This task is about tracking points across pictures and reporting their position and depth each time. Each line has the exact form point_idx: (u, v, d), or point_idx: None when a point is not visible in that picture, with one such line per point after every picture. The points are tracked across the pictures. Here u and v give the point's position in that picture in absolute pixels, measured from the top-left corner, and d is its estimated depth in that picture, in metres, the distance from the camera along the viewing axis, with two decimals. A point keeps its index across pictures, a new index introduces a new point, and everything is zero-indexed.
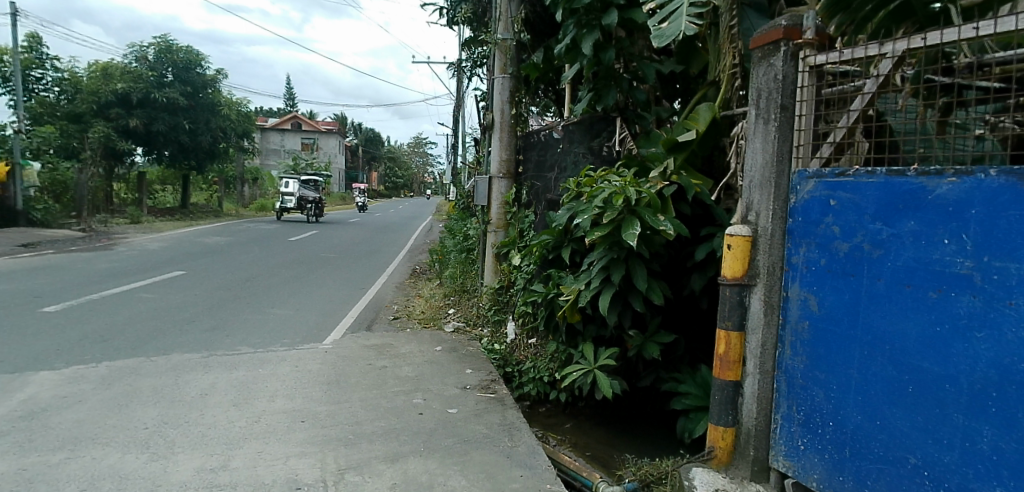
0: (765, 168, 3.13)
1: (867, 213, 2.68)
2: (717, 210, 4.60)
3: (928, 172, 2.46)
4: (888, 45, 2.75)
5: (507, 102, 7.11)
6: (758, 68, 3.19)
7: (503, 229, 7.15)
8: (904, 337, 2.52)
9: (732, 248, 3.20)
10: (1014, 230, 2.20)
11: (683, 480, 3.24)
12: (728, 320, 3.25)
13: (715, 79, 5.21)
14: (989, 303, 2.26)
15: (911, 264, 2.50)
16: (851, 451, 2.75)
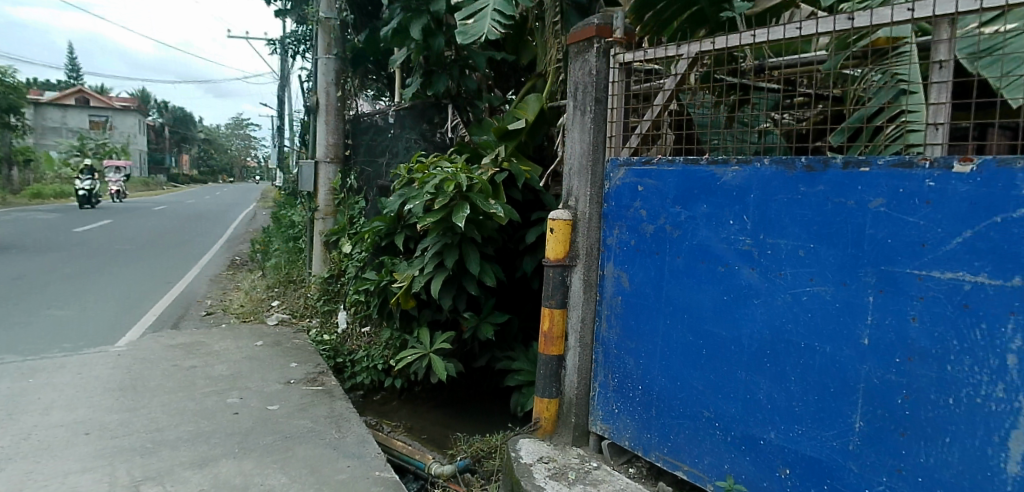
0: (583, 156, 3.33)
1: (668, 197, 2.96)
2: (547, 197, 4.79)
3: (717, 161, 2.76)
4: (684, 46, 3.04)
5: (332, 85, 6.85)
6: (574, 63, 3.38)
7: (331, 216, 6.91)
8: (699, 307, 2.83)
9: (554, 231, 3.37)
10: (781, 211, 2.53)
11: (511, 451, 3.37)
12: (552, 298, 3.43)
13: (542, 71, 5.44)
14: (764, 274, 2.58)
15: (704, 242, 2.81)
16: (657, 410, 3.04)
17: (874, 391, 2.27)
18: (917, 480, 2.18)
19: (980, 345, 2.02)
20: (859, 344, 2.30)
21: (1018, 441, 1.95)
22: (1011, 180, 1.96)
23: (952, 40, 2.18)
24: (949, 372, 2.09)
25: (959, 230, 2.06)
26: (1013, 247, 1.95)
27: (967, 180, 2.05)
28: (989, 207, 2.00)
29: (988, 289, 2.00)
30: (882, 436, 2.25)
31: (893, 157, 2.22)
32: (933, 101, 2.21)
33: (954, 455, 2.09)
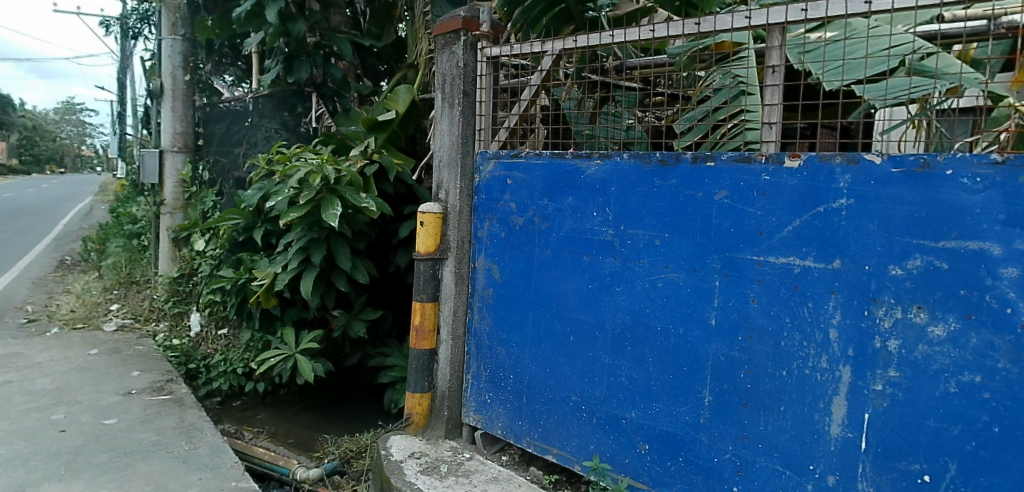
0: (452, 148, 3.32)
1: (536, 190, 3.03)
2: (420, 191, 4.72)
3: (580, 155, 2.86)
4: (548, 43, 3.10)
5: (179, 68, 6.35)
6: (441, 55, 3.36)
7: (180, 211, 6.39)
8: (566, 296, 2.93)
9: (424, 224, 3.33)
10: (639, 203, 2.67)
11: (381, 449, 3.31)
12: (423, 293, 3.40)
13: (413, 62, 5.37)
14: (625, 263, 2.72)
15: (570, 233, 2.90)
16: (527, 397, 3.11)
17: (721, 368, 2.46)
18: (757, 446, 2.39)
19: (808, 322, 2.25)
20: (707, 325, 2.49)
21: (838, 405, 2.20)
22: (831, 174, 2.20)
23: (782, 46, 2.40)
24: (783, 347, 2.31)
25: (790, 219, 2.28)
26: (833, 234, 2.19)
27: (795, 174, 2.27)
28: (815, 199, 2.23)
29: (814, 272, 2.24)
30: (728, 408, 2.45)
31: (735, 153, 2.41)
32: (767, 102, 2.41)
33: (788, 421, 2.31)
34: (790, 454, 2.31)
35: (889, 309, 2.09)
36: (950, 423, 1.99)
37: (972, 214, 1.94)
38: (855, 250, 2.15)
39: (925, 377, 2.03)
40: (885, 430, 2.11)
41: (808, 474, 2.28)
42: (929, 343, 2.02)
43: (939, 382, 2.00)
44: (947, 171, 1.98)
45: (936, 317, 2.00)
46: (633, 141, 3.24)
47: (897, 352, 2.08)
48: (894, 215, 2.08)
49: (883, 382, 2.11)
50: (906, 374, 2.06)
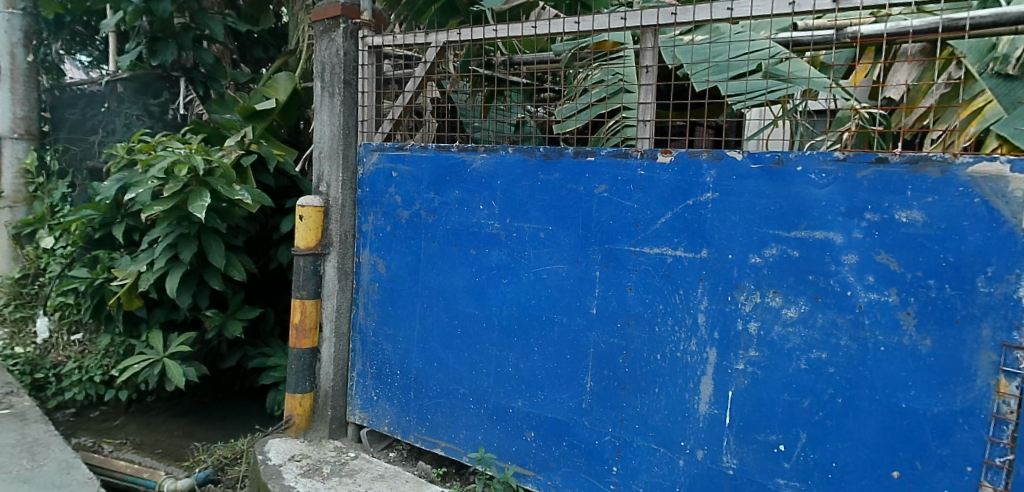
0: (333, 139, 3.22)
1: (421, 183, 3.01)
2: (304, 183, 4.54)
3: (466, 148, 2.86)
4: (432, 35, 3.06)
5: (18, 45, 5.66)
6: (320, 42, 3.24)
7: (22, 205, 5.73)
8: (452, 289, 2.93)
9: (304, 219, 3.21)
10: (522, 196, 2.72)
11: (257, 454, 3.17)
12: (303, 289, 3.28)
13: (294, 50, 5.14)
14: (511, 256, 2.76)
15: (457, 226, 2.91)
16: (414, 392, 3.09)
17: (601, 354, 2.57)
18: (635, 427, 2.51)
19: (679, 308, 2.40)
20: (589, 313, 2.58)
21: (706, 385, 2.36)
22: (699, 170, 2.34)
23: (655, 48, 2.52)
24: (657, 332, 2.45)
25: (663, 212, 2.41)
26: (700, 225, 2.35)
27: (668, 169, 2.40)
28: (684, 192, 2.37)
29: (684, 261, 2.38)
30: (607, 392, 2.56)
31: (612, 148, 2.51)
32: (642, 101, 2.52)
33: (662, 402, 2.45)
34: (663, 432, 2.45)
35: (749, 294, 2.28)
36: (801, 395, 2.20)
37: (819, 206, 2.15)
38: (720, 240, 2.32)
39: (780, 355, 2.23)
40: (746, 405, 2.29)
41: (680, 450, 2.42)
42: (783, 324, 2.22)
43: (792, 359, 2.21)
44: (798, 167, 2.18)
45: (789, 300, 2.21)
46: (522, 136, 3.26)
47: (756, 333, 2.27)
48: (754, 208, 2.26)
49: (744, 361, 2.29)
50: (765, 354, 2.25)
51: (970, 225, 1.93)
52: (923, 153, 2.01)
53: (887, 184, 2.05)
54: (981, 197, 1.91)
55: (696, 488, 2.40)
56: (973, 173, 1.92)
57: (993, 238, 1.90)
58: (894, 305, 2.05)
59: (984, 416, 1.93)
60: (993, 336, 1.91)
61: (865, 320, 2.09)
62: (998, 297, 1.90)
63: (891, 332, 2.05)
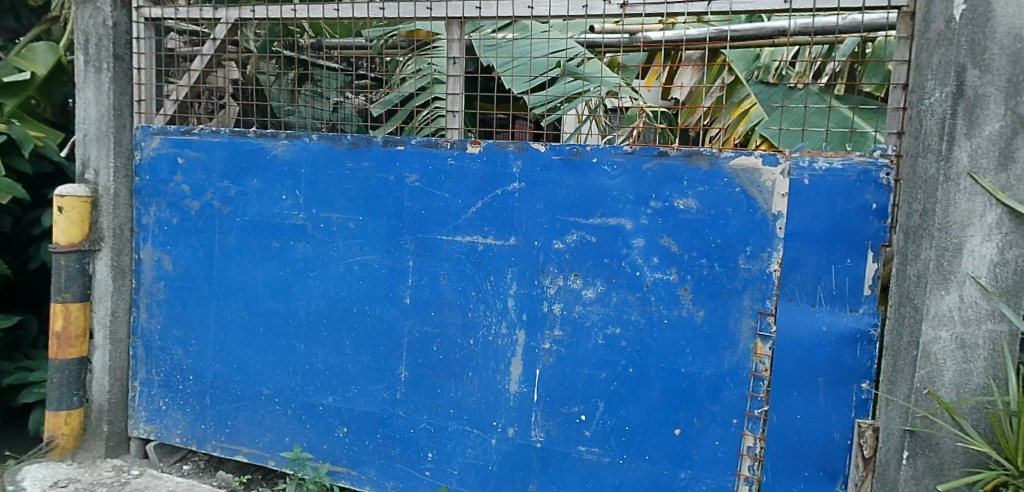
0: (101, 121, 2.85)
1: (213, 171, 2.78)
2: (71, 171, 3.97)
3: (264, 134, 2.68)
4: (220, 11, 2.81)
5: None
6: (81, 9, 2.84)
7: None
8: (253, 284, 2.76)
9: (63, 211, 2.80)
10: (328, 186, 2.62)
11: (8, 485, 2.73)
12: (67, 292, 2.86)
13: (57, 17, 4.46)
14: (318, 248, 2.66)
15: (256, 218, 2.73)
16: (211, 398, 2.87)
17: (414, 343, 2.57)
18: (449, 412, 2.55)
19: (490, 293, 2.47)
20: (402, 303, 2.57)
21: (515, 365, 2.46)
22: (505, 160, 2.42)
23: (461, 40, 2.56)
24: (469, 318, 2.50)
25: (472, 201, 2.47)
26: (507, 213, 2.44)
27: (476, 159, 2.45)
28: (492, 182, 2.44)
29: (493, 249, 2.46)
30: (422, 380, 2.57)
31: (422, 138, 2.51)
32: (451, 92, 2.54)
33: (475, 386, 2.51)
34: (476, 415, 2.51)
35: (553, 277, 2.42)
36: (599, 368, 2.39)
37: (612, 195, 2.35)
38: (525, 228, 2.43)
39: (581, 333, 2.40)
40: (551, 382, 2.43)
41: (492, 430, 2.50)
42: (583, 303, 2.39)
43: (591, 336, 2.39)
44: (593, 159, 2.35)
45: (588, 282, 2.38)
46: (339, 123, 3.11)
47: (560, 314, 2.41)
48: (555, 196, 2.39)
49: (549, 341, 2.43)
50: (568, 333, 2.41)
51: (733, 210, 2.26)
52: (695, 147, 2.29)
53: (667, 175, 2.30)
54: (741, 187, 2.25)
55: (507, 465, 2.50)
56: (735, 166, 2.24)
57: (752, 222, 2.25)
58: (674, 282, 2.32)
59: (746, 374, 2.28)
60: (751, 305, 2.27)
61: (652, 297, 2.34)
62: (755, 271, 2.26)
63: (672, 306, 2.32)
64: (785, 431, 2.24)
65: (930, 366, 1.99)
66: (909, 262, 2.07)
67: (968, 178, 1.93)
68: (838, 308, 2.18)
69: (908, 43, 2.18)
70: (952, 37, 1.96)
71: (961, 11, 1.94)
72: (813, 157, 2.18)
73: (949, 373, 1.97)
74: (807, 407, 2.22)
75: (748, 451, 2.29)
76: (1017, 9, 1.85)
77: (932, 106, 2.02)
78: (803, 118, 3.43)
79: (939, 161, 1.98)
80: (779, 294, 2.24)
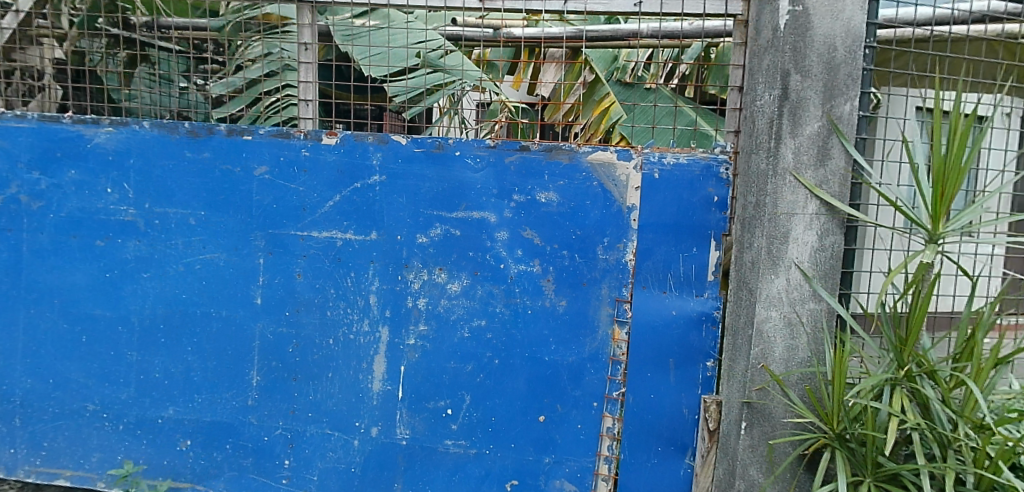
0: None
1: (20, 161, 2.47)
2: None
3: (83, 120, 2.41)
4: None
5: None
6: None
7: None
8: (74, 288, 2.47)
9: None
10: (167, 179, 2.40)
11: None
12: None
13: None
14: (152, 246, 2.43)
15: (76, 214, 2.45)
16: (22, 418, 2.54)
17: (267, 346, 2.43)
18: (307, 416, 2.43)
19: (350, 290, 2.39)
20: (253, 304, 2.42)
21: (378, 363, 2.40)
22: (365, 152, 2.35)
23: (314, 25, 2.41)
24: (328, 317, 2.40)
25: (330, 195, 2.37)
26: (368, 207, 2.37)
27: (333, 151, 2.35)
28: (351, 174, 2.36)
29: (353, 244, 2.38)
30: (276, 384, 2.43)
31: (272, 128, 2.37)
32: (303, 79, 2.42)
33: (335, 386, 2.42)
34: (337, 417, 2.42)
35: (417, 272, 2.38)
36: (464, 362, 2.39)
37: (475, 188, 2.35)
38: (386, 222, 2.37)
39: (446, 327, 2.38)
40: (417, 378, 2.40)
41: (354, 431, 2.42)
42: (449, 297, 2.38)
43: (457, 329, 2.38)
44: (456, 152, 2.34)
45: (453, 275, 2.37)
46: (178, 109, 2.87)
47: (425, 309, 2.38)
48: (418, 190, 2.35)
49: (414, 336, 2.39)
50: (433, 327, 2.38)
51: (592, 203, 2.35)
52: (555, 142, 2.35)
53: (529, 169, 2.35)
54: (598, 181, 2.34)
55: (371, 466, 2.42)
56: (592, 161, 2.34)
57: (608, 214, 2.35)
58: (538, 273, 2.37)
59: (606, 359, 2.38)
60: (609, 293, 2.37)
61: (516, 288, 2.37)
62: (612, 261, 2.36)
63: (536, 297, 2.37)
64: (640, 410, 2.37)
65: (763, 344, 2.21)
66: (744, 250, 2.27)
67: (793, 177, 2.18)
68: (686, 293, 2.36)
69: (742, 48, 2.39)
70: (779, 44, 2.17)
71: (786, 19, 2.15)
72: (662, 153, 2.33)
73: (779, 349, 2.21)
74: (659, 387, 2.37)
75: (607, 432, 2.39)
76: (830, 21, 2.14)
77: (763, 106, 2.22)
78: (655, 116, 3.63)
79: (768, 157, 2.20)
80: (634, 282, 2.36)
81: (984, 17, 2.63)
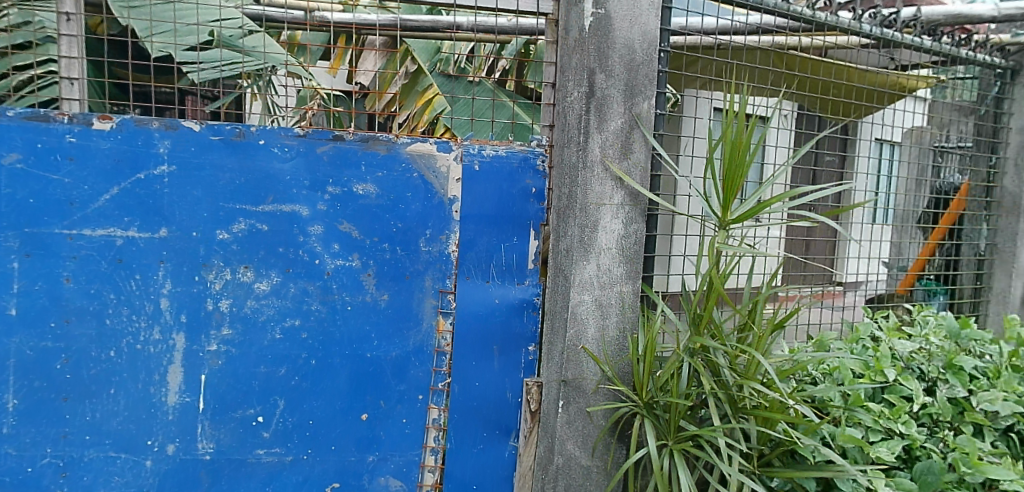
0: None
1: None
2: None
3: None
4: None
5: None
6: None
7: None
8: None
9: None
10: None
11: None
12: None
13: None
14: None
15: None
16: None
17: (30, 363, 2.08)
18: (85, 439, 2.13)
19: (136, 295, 2.14)
20: (7, 316, 2.06)
21: (174, 373, 2.18)
22: (149, 139, 2.11)
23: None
24: (108, 326, 2.13)
25: (105, 188, 2.10)
26: (155, 201, 2.13)
27: (108, 137, 2.09)
28: (132, 164, 2.11)
29: (138, 243, 2.13)
30: (41, 406, 2.09)
31: (25, 109, 2.03)
32: (64, 55, 2.10)
33: (120, 403, 2.15)
34: (124, 437, 2.15)
35: (218, 271, 2.19)
36: (276, 365, 2.24)
37: (284, 180, 2.21)
38: (179, 217, 2.15)
39: (254, 329, 2.22)
40: (221, 387, 2.21)
41: (145, 451, 2.17)
42: (255, 297, 2.22)
43: (266, 331, 2.23)
44: (260, 140, 2.18)
45: (260, 273, 2.22)
46: None
47: (228, 311, 2.20)
48: (217, 182, 2.16)
49: (217, 341, 2.20)
50: (238, 331, 2.21)
51: (412, 195, 2.32)
52: (371, 132, 2.29)
53: (344, 159, 2.26)
54: (418, 173, 2.32)
55: (167, 485, 2.19)
56: (411, 152, 2.31)
57: (429, 206, 2.34)
58: (356, 268, 2.29)
59: (430, 351, 2.37)
60: (433, 285, 2.36)
61: (333, 284, 2.27)
62: (435, 253, 2.35)
63: (355, 292, 2.29)
64: (465, 399, 2.39)
65: (578, 325, 2.33)
66: (559, 238, 2.37)
67: (600, 170, 2.32)
68: (508, 282, 2.41)
69: (553, 46, 2.48)
70: (584, 44, 2.28)
71: (590, 21, 2.27)
72: (481, 145, 2.36)
73: (591, 330, 2.35)
74: (484, 374, 2.40)
75: (434, 423, 2.38)
76: (629, 25, 2.30)
77: (571, 102, 2.33)
78: (485, 110, 3.69)
79: (578, 151, 2.31)
80: (457, 273, 2.37)
81: (758, 29, 2.97)
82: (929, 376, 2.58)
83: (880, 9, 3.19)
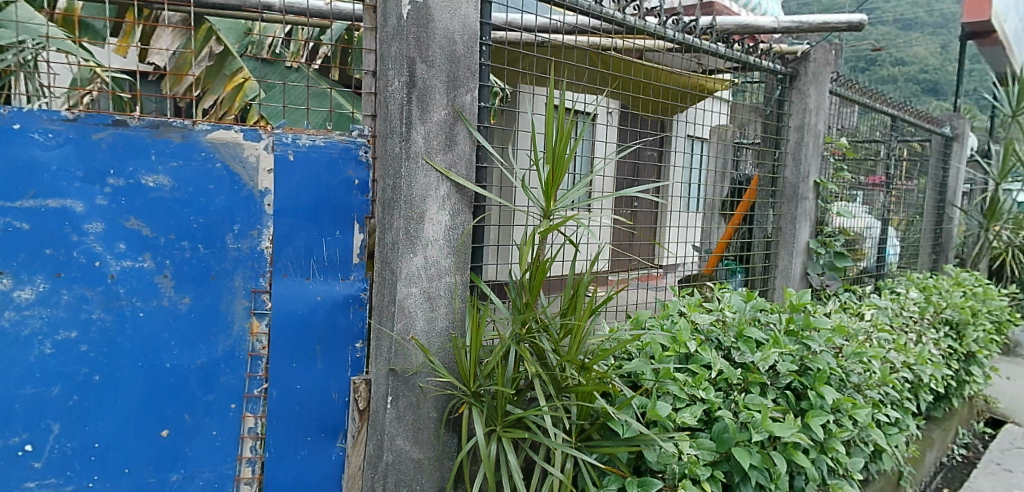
0: None
1: None
2: None
3: None
4: None
5: None
6: None
7: None
8: None
9: None
10: None
11: None
12: None
13: None
14: None
15: None
16: None
17: None
18: None
19: None
20: None
21: None
22: None
23: None
24: None
25: None
26: None
27: None
28: None
29: None
30: None
31: None
32: None
33: None
34: None
35: None
36: (48, 384, 1.95)
37: (49, 171, 1.93)
38: None
39: (16, 345, 1.91)
40: None
41: None
42: (16, 308, 1.91)
43: (33, 347, 1.93)
44: (15, 125, 1.88)
45: (21, 280, 1.91)
46: None
47: None
48: None
49: None
50: None
51: (215, 188, 2.13)
52: (162, 118, 2.06)
53: (128, 147, 2.01)
54: (221, 162, 2.13)
55: None
56: (212, 140, 2.11)
57: (236, 199, 2.16)
58: (148, 270, 2.05)
59: (242, 356, 2.19)
60: (244, 285, 2.18)
61: (119, 289, 2.02)
62: (244, 250, 2.18)
63: (148, 297, 2.06)
64: (285, 403, 2.25)
65: (405, 318, 2.28)
66: (385, 231, 2.29)
67: (424, 160, 2.28)
68: (330, 278, 2.30)
69: (373, 33, 2.39)
70: (403, 32, 2.23)
71: (408, 9, 2.22)
72: (295, 134, 2.23)
73: (419, 322, 2.31)
74: (305, 376, 2.28)
75: (249, 432, 2.21)
76: (448, 16, 2.28)
77: (392, 91, 2.26)
78: (303, 99, 3.50)
79: (401, 141, 2.24)
80: (272, 270, 2.21)
81: (575, 29, 3.07)
82: (725, 345, 2.89)
83: (682, 16, 3.47)
